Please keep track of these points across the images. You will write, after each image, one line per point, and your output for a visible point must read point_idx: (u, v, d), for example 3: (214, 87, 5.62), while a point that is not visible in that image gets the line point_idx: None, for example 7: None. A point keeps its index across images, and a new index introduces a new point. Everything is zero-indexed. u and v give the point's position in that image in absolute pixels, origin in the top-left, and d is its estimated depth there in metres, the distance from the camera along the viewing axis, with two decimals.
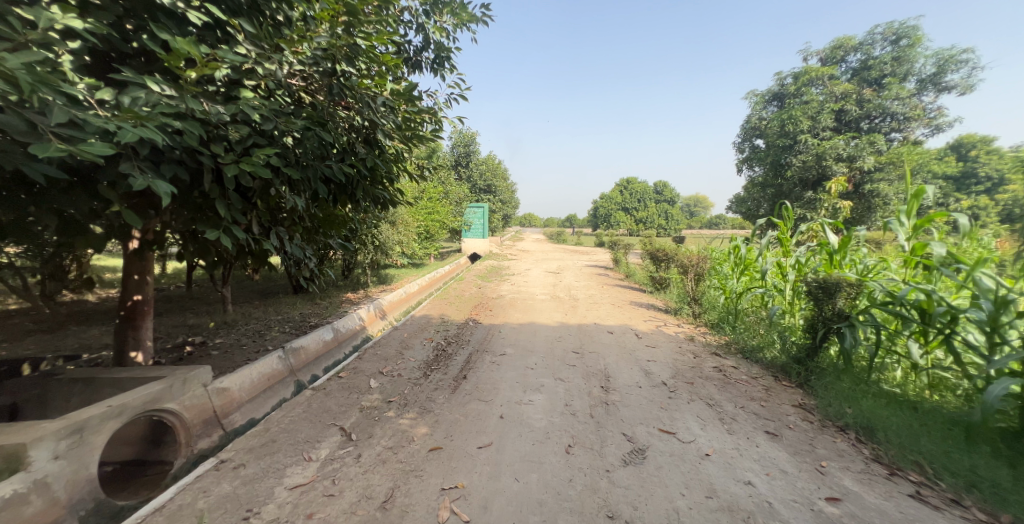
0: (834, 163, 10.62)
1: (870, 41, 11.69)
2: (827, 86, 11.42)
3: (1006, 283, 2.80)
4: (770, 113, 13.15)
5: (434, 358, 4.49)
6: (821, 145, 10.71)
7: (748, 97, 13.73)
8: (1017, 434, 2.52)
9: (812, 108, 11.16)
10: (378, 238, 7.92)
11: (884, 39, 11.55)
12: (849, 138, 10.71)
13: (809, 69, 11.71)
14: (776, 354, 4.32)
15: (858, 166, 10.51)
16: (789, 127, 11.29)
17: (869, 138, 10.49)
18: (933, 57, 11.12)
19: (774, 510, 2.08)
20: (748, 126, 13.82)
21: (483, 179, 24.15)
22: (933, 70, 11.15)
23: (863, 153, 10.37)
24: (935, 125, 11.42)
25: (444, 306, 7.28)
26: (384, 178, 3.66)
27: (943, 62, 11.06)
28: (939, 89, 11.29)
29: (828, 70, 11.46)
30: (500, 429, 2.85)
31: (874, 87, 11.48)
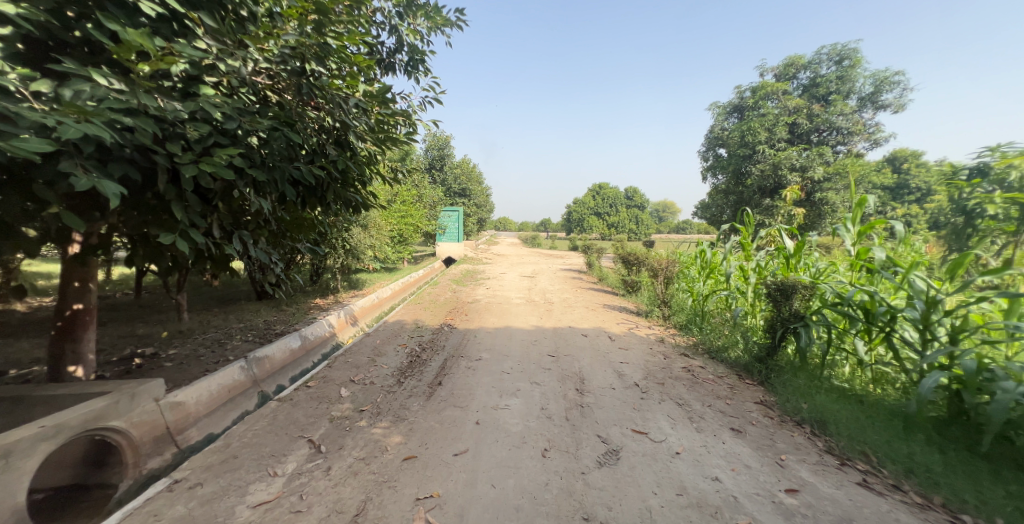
0: (788, 173, 11.28)
1: (818, 61, 12.59)
2: (781, 101, 12.16)
3: (935, 285, 3.07)
4: (731, 124, 13.90)
5: (407, 364, 4.39)
6: (777, 155, 11.40)
7: (712, 109, 14.36)
8: (947, 421, 2.77)
9: (768, 120, 11.86)
10: (349, 242, 7.66)
11: (829, 59, 12.48)
12: (800, 149, 11.46)
13: (765, 84, 12.46)
14: (739, 354, 4.54)
15: (809, 176, 11.25)
16: (748, 138, 11.93)
17: (818, 150, 11.25)
18: (871, 77, 12.10)
19: (739, 504, 2.17)
20: (711, 136, 14.54)
21: (457, 183, 24.02)
22: (871, 90, 12.14)
23: (813, 164, 11.11)
24: (874, 140, 12.42)
25: (419, 311, 7.13)
26: (355, 180, 3.57)
27: (879, 83, 12.08)
28: (877, 107, 12.32)
29: (782, 86, 12.19)
30: (476, 435, 2.82)
31: (822, 103, 12.35)
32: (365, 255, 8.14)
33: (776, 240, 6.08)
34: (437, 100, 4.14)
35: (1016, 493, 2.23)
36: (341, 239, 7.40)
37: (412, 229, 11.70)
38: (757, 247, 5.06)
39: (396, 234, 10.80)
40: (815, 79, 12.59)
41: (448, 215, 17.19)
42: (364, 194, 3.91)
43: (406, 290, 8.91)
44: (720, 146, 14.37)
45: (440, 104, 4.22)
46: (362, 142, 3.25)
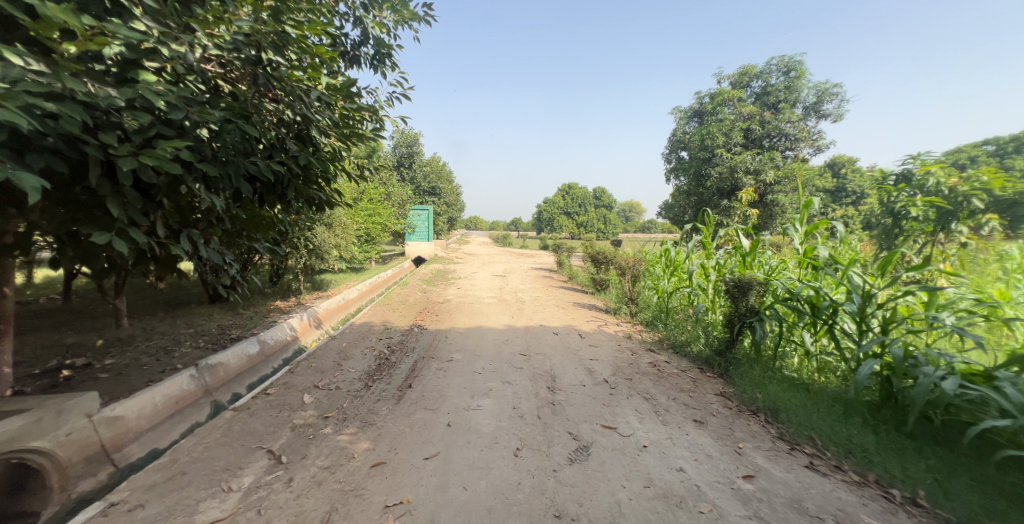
0: (743, 175, 11.97)
1: (768, 71, 13.46)
2: (737, 107, 12.85)
3: (870, 280, 3.37)
4: (691, 128, 14.56)
5: (376, 367, 4.25)
6: (733, 159, 12.06)
7: (674, 113, 14.95)
8: (879, 404, 3.05)
9: (725, 125, 12.52)
10: (312, 241, 7.30)
11: (778, 70, 13.36)
12: (754, 153, 12.15)
13: (722, 91, 13.16)
14: (701, 348, 4.77)
15: (762, 179, 11.98)
16: (708, 141, 12.56)
17: (769, 154, 11.99)
18: (814, 88, 13.08)
19: (702, 493, 2.28)
20: (673, 139, 15.18)
21: (426, 182, 23.54)
22: (814, 100, 13.11)
23: (765, 168, 11.84)
24: (817, 146, 13.43)
25: (387, 312, 6.92)
26: (318, 177, 3.42)
27: (821, 94, 13.08)
28: (819, 116, 13.34)
29: (737, 93, 12.93)
30: (447, 437, 2.78)
31: (772, 111, 13.17)
32: (330, 255, 7.79)
33: (733, 239, 6.43)
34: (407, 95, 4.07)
35: (934, 467, 2.49)
36: (302, 238, 7.03)
37: (379, 228, 11.33)
38: (717, 246, 5.34)
39: (362, 233, 10.43)
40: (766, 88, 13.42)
41: (417, 214, 16.81)
42: (328, 192, 3.76)
43: (374, 291, 8.63)
44: (682, 149, 15.04)
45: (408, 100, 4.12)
46: (326, 137, 3.10)
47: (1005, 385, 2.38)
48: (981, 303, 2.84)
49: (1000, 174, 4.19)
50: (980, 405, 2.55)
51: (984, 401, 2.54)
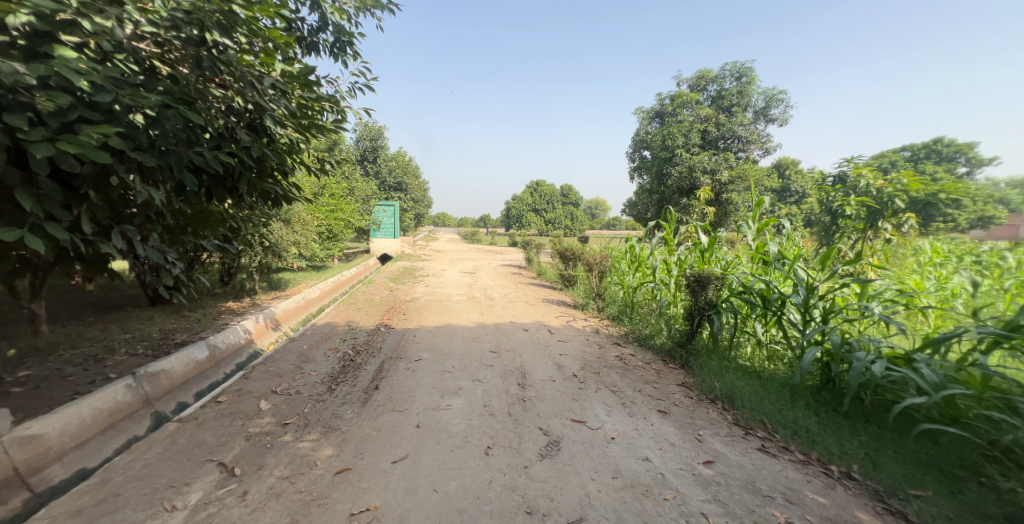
0: (701, 175, 12.56)
1: (722, 76, 14.19)
2: (695, 110, 13.42)
3: (811, 274, 3.65)
4: (653, 129, 15.11)
5: (339, 370, 4.07)
6: (691, 159, 12.63)
7: (636, 113, 15.41)
8: (819, 388, 3.31)
9: (684, 126, 13.08)
10: (268, 238, 6.86)
11: (731, 76, 14.12)
12: (711, 154, 12.78)
13: (681, 94, 13.74)
14: (664, 340, 4.97)
15: (717, 178, 12.63)
16: (668, 142, 13.07)
17: (724, 155, 12.64)
18: (763, 94, 13.94)
19: (666, 480, 2.37)
20: (637, 139, 15.69)
21: (393, 176, 22.79)
22: (762, 106, 13.95)
23: (720, 168, 12.49)
24: (766, 148, 14.32)
25: (351, 312, 6.65)
26: (273, 170, 3.21)
27: (769, 99, 13.97)
28: (767, 120, 14.24)
29: (695, 96, 13.53)
30: (416, 439, 2.71)
31: (726, 114, 13.87)
32: (287, 252, 7.37)
33: (692, 235, 6.74)
34: (370, 85, 3.91)
35: (865, 442, 2.74)
36: (256, 235, 6.60)
37: (342, 225, 10.87)
38: (678, 242, 5.58)
39: (323, 230, 9.96)
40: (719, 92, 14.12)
41: (382, 210, 16.27)
42: (285, 186, 3.55)
43: (336, 290, 8.28)
44: (645, 149, 15.57)
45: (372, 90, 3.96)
46: (282, 127, 2.92)
47: (922, 366, 2.66)
48: (904, 293, 3.15)
49: (917, 177, 4.66)
50: (901, 385, 2.84)
51: (905, 381, 2.83)
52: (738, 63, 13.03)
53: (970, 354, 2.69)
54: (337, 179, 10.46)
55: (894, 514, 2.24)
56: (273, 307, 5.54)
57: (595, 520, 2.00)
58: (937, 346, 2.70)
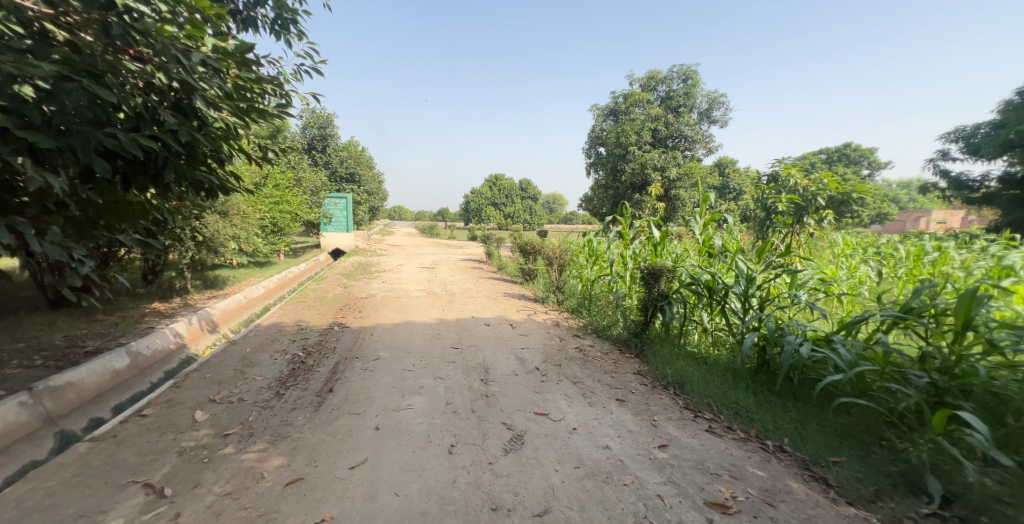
0: (652, 171, 13.16)
1: (670, 78, 14.89)
2: (646, 109, 13.98)
3: (749, 265, 3.94)
4: (607, 126, 15.57)
5: (289, 373, 3.81)
6: (643, 156, 13.18)
7: (591, 110, 15.78)
8: (756, 370, 3.60)
9: (637, 124, 13.58)
10: (201, 232, 6.25)
11: (678, 78, 14.84)
12: (661, 151, 13.40)
13: (633, 93, 14.24)
14: (620, 331, 5.16)
15: (666, 175, 13.30)
16: (622, 139, 13.51)
17: (672, 153, 13.30)
18: (706, 97, 14.80)
19: (625, 466, 2.47)
20: (592, 135, 16.09)
21: (345, 168, 21.50)
22: (706, 107, 14.81)
23: (669, 165, 13.15)
24: (709, 148, 15.25)
25: (300, 311, 6.23)
26: (206, 156, 2.92)
27: (711, 102, 14.86)
28: (710, 122, 15.16)
29: (645, 95, 14.07)
30: (375, 442, 2.60)
31: (674, 113, 14.54)
32: (224, 247, 6.75)
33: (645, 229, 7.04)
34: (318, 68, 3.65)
35: (794, 417, 3.02)
36: (188, 228, 5.97)
37: (288, 218, 10.15)
38: (633, 236, 5.79)
39: (267, 223, 9.25)
40: (667, 93, 14.78)
41: (333, 202, 15.39)
42: (222, 175, 3.25)
43: (283, 287, 7.76)
44: (599, 145, 16.01)
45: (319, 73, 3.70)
46: (215, 109, 2.65)
47: (840, 346, 2.98)
48: (826, 282, 3.50)
49: (834, 177, 5.23)
50: (822, 364, 3.17)
51: (826, 360, 3.15)
52: (684, 65, 13.68)
53: (876, 334, 3.05)
54: (281, 168, 9.73)
55: (818, 480, 2.50)
56: (210, 307, 5.08)
57: (559, 511, 2.03)
58: (851, 328, 3.03)
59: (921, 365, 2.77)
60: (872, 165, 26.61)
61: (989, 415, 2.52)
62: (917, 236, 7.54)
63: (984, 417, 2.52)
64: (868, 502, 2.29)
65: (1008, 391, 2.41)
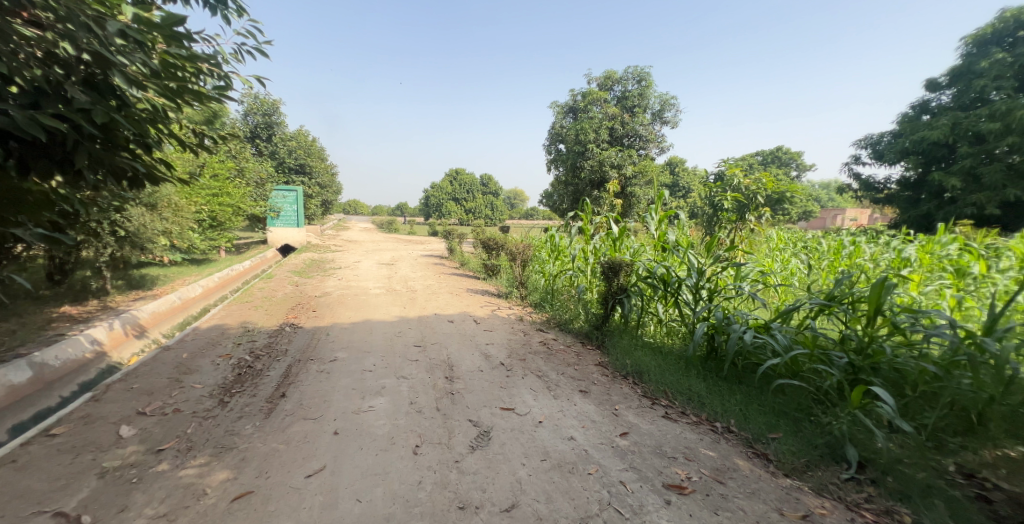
0: (610, 169, 13.61)
1: (625, 78, 15.41)
2: (603, 108, 14.41)
3: (699, 259, 4.18)
4: (567, 123, 15.86)
5: (233, 379, 3.53)
6: (601, 154, 13.58)
7: (551, 107, 16.00)
8: (705, 357, 3.83)
9: (596, 122, 13.95)
10: (124, 226, 5.61)
11: (633, 79, 15.39)
12: (617, 149, 13.87)
13: (591, 92, 14.61)
14: (582, 324, 5.29)
15: (623, 173, 13.81)
16: (581, 136, 13.83)
17: (628, 151, 13.82)
18: (659, 98, 15.49)
19: (590, 455, 2.53)
20: (552, 132, 16.33)
21: (294, 158, 20.21)
22: (659, 108, 15.48)
23: (625, 163, 13.65)
24: (662, 148, 15.98)
25: (246, 312, 5.79)
26: (129, 141, 2.62)
27: (664, 103, 15.56)
28: (663, 122, 15.88)
29: (603, 95, 14.48)
30: (334, 447, 2.47)
31: (629, 113, 15.04)
32: (153, 243, 6.14)
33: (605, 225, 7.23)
34: (263, 50, 3.38)
35: (739, 399, 3.25)
36: (107, 222, 5.34)
37: (229, 211, 9.39)
38: (593, 231, 5.93)
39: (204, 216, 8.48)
40: (623, 92, 15.21)
41: (281, 195, 14.44)
42: (149, 162, 2.93)
43: (225, 287, 7.18)
44: (559, 142, 16.27)
45: (265, 55, 3.42)
46: (139, 88, 2.38)
47: (778, 332, 3.24)
48: (765, 274, 3.78)
49: (772, 178, 5.69)
50: (762, 349, 3.43)
51: (765, 346, 3.41)
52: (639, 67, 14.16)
53: (807, 320, 3.35)
54: (220, 157, 8.96)
55: (760, 456, 2.71)
56: (138, 310, 4.59)
57: (527, 505, 2.04)
58: (786, 316, 3.30)
59: (842, 346, 3.07)
60: (800, 167, 29.22)
61: (893, 388, 2.85)
62: (838, 231, 8.40)
63: (889, 390, 2.85)
64: (801, 472, 2.52)
65: (908, 366, 2.75)
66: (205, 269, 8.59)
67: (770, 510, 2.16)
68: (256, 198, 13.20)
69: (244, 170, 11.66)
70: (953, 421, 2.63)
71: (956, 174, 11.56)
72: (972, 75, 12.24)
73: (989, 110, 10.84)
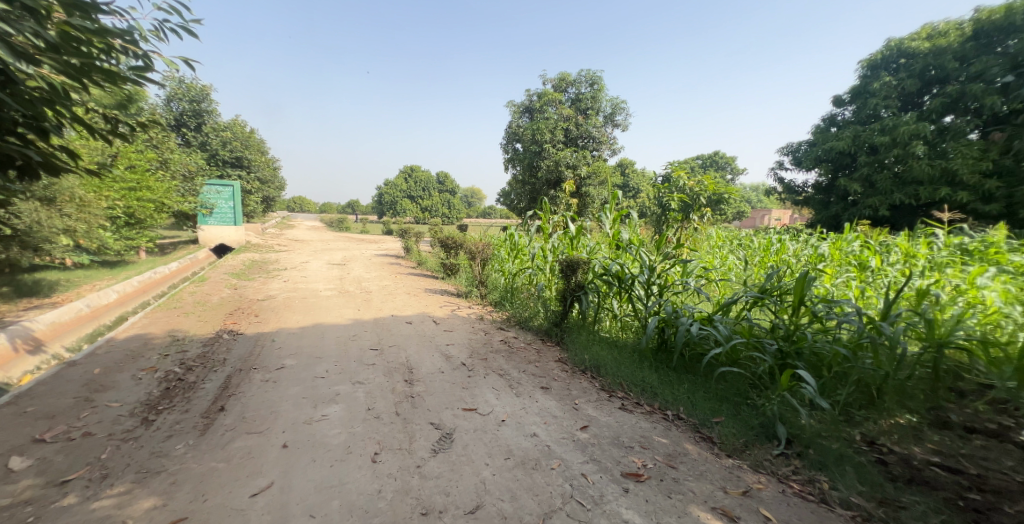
0: (565, 169, 13.89)
1: (579, 81, 15.79)
2: (558, 109, 14.70)
3: (650, 256, 4.38)
4: (523, 123, 15.98)
5: (160, 395, 3.18)
6: (557, 154, 13.84)
7: (507, 106, 16.05)
8: (657, 349, 4.02)
9: (551, 123, 14.18)
10: (10, 222, 4.87)
11: (586, 82, 15.81)
12: (572, 150, 14.20)
13: (547, 92, 14.83)
14: (541, 321, 5.35)
15: (578, 173, 14.16)
16: (538, 136, 14.00)
17: (583, 152, 14.20)
18: (610, 102, 16.04)
19: (552, 451, 2.56)
20: (508, 131, 16.38)
21: (229, 150, 18.61)
22: (611, 111, 16.05)
23: (580, 164, 14.00)
24: (614, 149, 16.57)
25: (175, 319, 5.25)
26: (18, 125, 2.24)
27: (615, 107, 16.15)
28: (614, 125, 16.47)
29: (558, 96, 14.76)
30: (284, 461, 2.31)
31: (583, 115, 15.43)
32: (48, 243, 5.43)
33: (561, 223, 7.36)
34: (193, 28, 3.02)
35: (687, 387, 3.44)
36: None
37: (149, 207, 8.44)
38: (551, 230, 6.03)
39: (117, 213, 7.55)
40: (577, 94, 15.59)
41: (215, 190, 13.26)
42: (47, 151, 2.55)
43: (147, 292, 6.46)
44: (516, 142, 16.35)
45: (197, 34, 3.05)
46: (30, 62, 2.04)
47: (720, 323, 3.48)
48: (708, 270, 4.04)
49: (712, 180, 6.10)
50: (706, 339, 3.66)
51: (709, 336, 3.64)
52: (592, 70, 14.60)
53: (745, 311, 3.63)
54: (138, 148, 8.03)
55: (706, 439, 2.90)
56: (30, 321, 4.00)
57: (491, 505, 2.03)
58: (726, 308, 3.55)
59: (772, 334, 3.36)
60: (733, 170, 31.63)
61: (814, 370, 3.17)
62: (771, 229, 9.18)
63: (810, 372, 3.17)
64: (742, 452, 2.72)
65: (825, 349, 3.08)
66: (121, 273, 7.66)
67: (716, 490, 2.32)
68: (185, 193, 11.99)
69: (167, 163, 10.54)
70: (858, 396, 2.97)
71: (857, 181, 13.08)
72: (867, 94, 13.89)
73: (881, 125, 12.36)
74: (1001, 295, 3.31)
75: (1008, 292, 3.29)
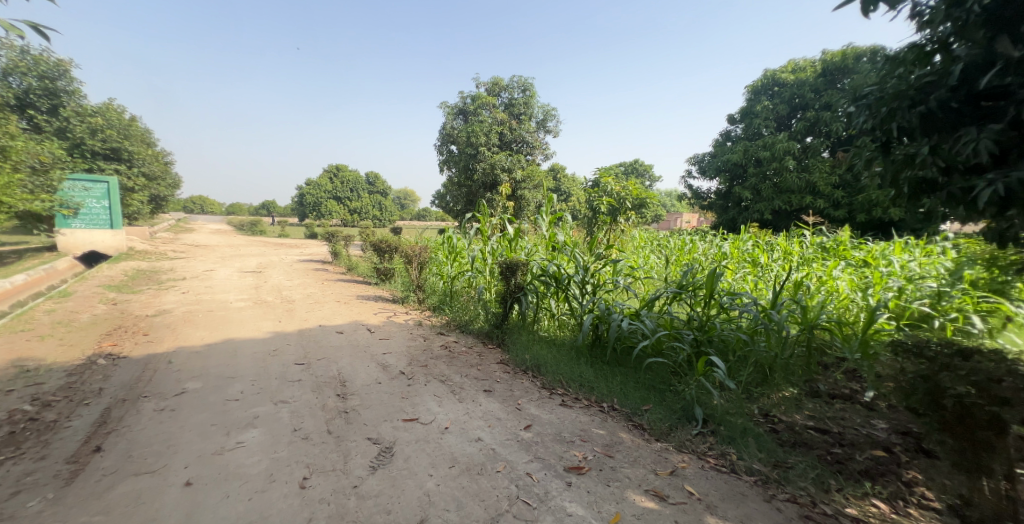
0: (501, 172, 14.03)
1: (511, 86, 16.06)
2: (493, 113, 14.85)
3: (583, 257, 4.59)
4: (458, 125, 15.85)
5: (7, 441, 2.59)
6: (493, 157, 13.96)
7: (440, 107, 15.81)
8: (591, 345, 4.19)
9: (486, 126, 14.26)
10: None
11: (518, 87, 16.14)
12: (507, 154, 14.40)
13: (480, 96, 14.87)
14: (482, 324, 5.31)
15: (513, 176, 14.37)
16: (473, 139, 13.97)
17: (517, 156, 14.48)
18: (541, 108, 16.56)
19: (498, 453, 2.54)
20: (442, 132, 16.12)
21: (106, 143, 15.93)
22: (542, 117, 16.57)
23: (515, 168, 14.24)
24: (546, 153, 17.11)
25: (32, 344, 4.34)
26: None
27: (546, 113, 16.70)
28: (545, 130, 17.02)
29: (491, 99, 14.87)
30: (187, 502, 2.01)
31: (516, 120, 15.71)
32: None
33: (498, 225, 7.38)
34: None
35: (620, 379, 3.63)
36: None
37: None
38: (490, 232, 6.01)
39: None
40: (509, 99, 15.83)
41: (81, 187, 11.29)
42: None
43: None
44: (450, 144, 16.17)
45: None
46: None
47: (646, 317, 3.73)
48: (635, 269, 4.33)
49: (637, 184, 6.54)
50: (634, 333, 3.89)
51: (636, 330, 3.87)
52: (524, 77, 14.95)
53: (667, 305, 3.93)
54: None
55: (637, 427, 3.07)
56: None
57: (436, 517, 1.95)
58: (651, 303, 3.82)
59: (688, 325, 3.67)
60: (650, 177, 34.37)
61: (722, 355, 3.53)
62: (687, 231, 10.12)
63: (719, 357, 3.53)
64: (667, 435, 2.93)
65: (729, 336, 3.47)
66: None
67: (649, 473, 2.46)
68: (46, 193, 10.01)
69: (11, 150, 8.19)
70: (755, 376, 3.37)
71: (748, 188, 14.89)
72: (751, 115, 15.94)
73: (763, 141, 14.25)
74: (848, 284, 4.11)
75: (853, 282, 4.07)
